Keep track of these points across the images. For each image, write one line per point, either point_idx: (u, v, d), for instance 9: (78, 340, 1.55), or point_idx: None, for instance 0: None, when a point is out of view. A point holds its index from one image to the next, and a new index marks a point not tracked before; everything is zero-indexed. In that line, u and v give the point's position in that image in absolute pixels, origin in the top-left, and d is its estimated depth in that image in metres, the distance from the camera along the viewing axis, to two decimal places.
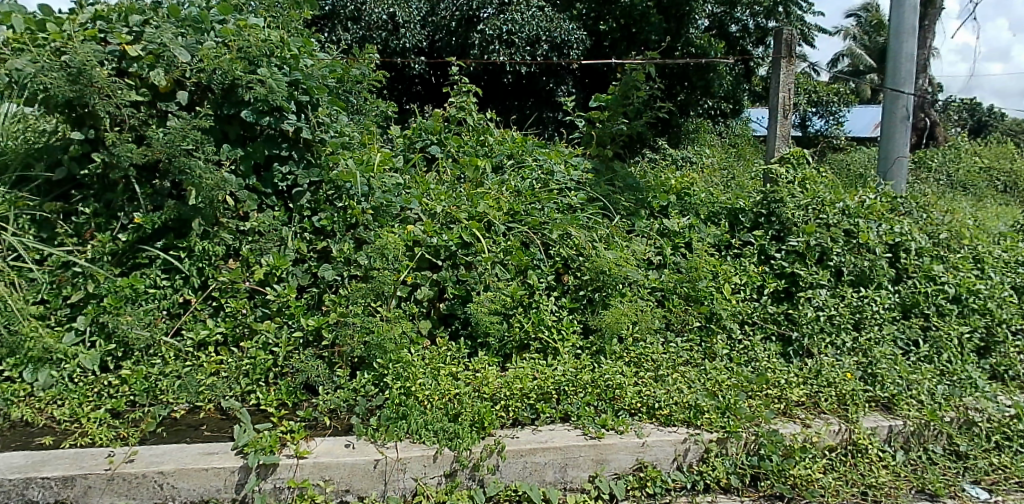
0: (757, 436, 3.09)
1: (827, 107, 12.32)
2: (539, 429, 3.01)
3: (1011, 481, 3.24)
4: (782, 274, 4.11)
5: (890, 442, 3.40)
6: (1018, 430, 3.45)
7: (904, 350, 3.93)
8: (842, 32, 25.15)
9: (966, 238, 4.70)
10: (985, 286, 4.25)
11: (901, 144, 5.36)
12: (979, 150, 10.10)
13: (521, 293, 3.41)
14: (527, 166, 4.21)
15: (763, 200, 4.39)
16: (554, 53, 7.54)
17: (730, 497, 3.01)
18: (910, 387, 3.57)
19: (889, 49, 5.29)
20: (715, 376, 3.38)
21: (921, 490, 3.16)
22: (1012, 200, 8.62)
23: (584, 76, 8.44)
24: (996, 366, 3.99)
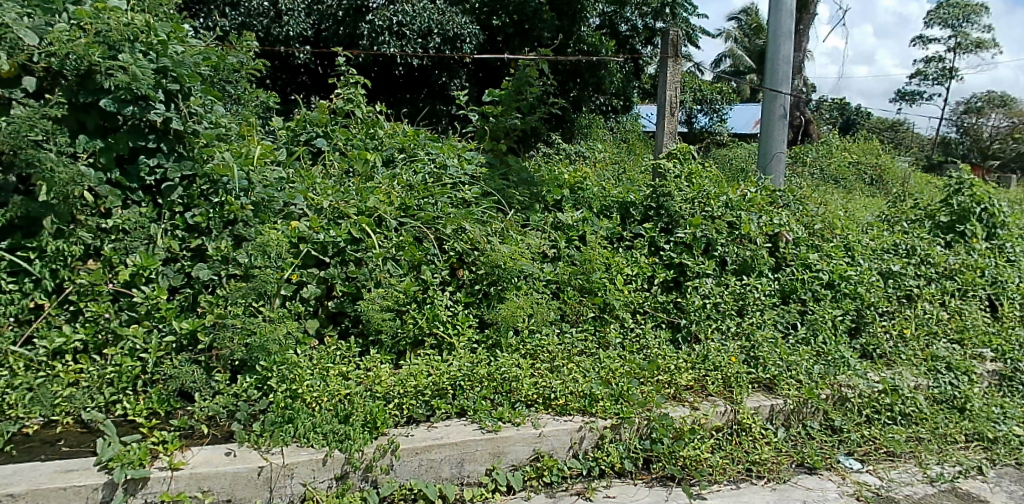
0: (649, 420, 3.21)
1: (710, 106, 12.89)
2: (434, 426, 2.97)
3: (879, 452, 3.56)
4: (671, 264, 4.25)
5: (772, 420, 3.62)
6: (885, 404, 3.76)
7: (784, 332, 4.18)
8: (724, 35, 26.50)
9: (837, 228, 5.05)
10: (855, 272, 4.58)
11: (780, 140, 5.65)
12: (849, 146, 10.89)
13: (414, 289, 3.36)
14: (418, 160, 4.15)
15: (653, 194, 4.52)
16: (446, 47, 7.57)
17: (624, 481, 3.10)
18: (789, 368, 3.81)
19: (768, 51, 5.59)
20: (609, 364, 3.46)
21: (801, 463, 3.42)
22: (878, 192, 9.37)
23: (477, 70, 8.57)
24: (865, 345, 4.31)
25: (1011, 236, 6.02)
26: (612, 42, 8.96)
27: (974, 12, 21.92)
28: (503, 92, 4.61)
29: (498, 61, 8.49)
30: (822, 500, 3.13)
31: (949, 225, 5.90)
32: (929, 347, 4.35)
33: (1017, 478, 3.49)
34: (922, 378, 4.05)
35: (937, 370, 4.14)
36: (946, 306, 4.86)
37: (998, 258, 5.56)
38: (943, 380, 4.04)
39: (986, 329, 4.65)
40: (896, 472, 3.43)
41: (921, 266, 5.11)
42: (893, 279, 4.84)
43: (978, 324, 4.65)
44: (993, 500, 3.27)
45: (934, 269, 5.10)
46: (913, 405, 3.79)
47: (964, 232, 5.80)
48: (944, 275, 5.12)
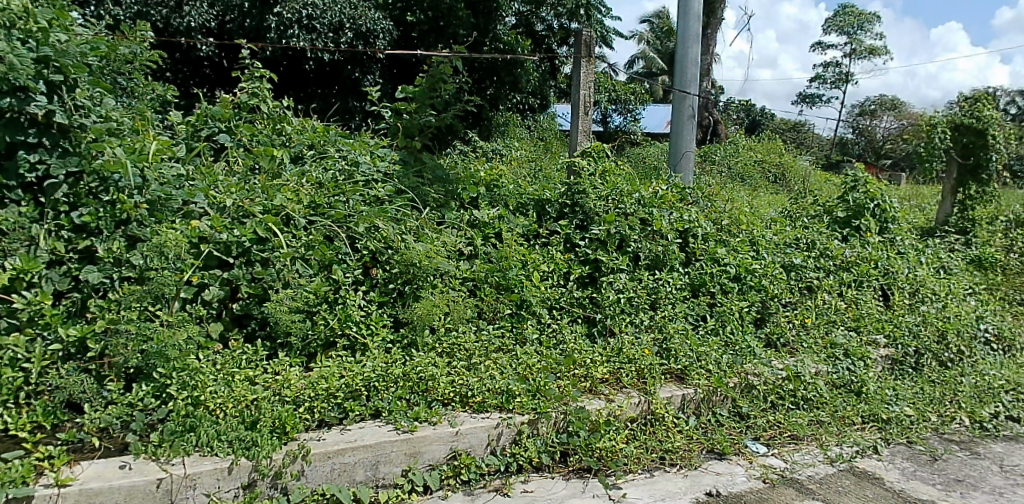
0: (565, 414, 3.26)
1: (624, 106, 13.25)
2: (347, 429, 2.91)
3: (784, 435, 3.74)
4: (586, 260, 4.32)
5: (684, 409, 3.74)
6: (788, 390, 3.95)
7: (694, 324, 4.33)
8: (637, 37, 27.21)
9: (743, 223, 5.27)
10: (760, 266, 4.79)
11: (689, 140, 5.84)
12: (754, 145, 11.41)
13: (325, 289, 3.29)
14: (329, 157, 4.05)
15: (568, 191, 4.58)
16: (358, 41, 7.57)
17: (541, 475, 3.14)
18: (699, 358, 3.95)
19: (677, 53, 5.76)
20: (526, 360, 3.49)
21: (710, 449, 3.55)
22: (781, 189, 9.87)
23: (391, 66, 8.60)
24: (770, 335, 4.53)
25: (900, 230, 6.44)
26: (528, 41, 9.04)
27: (866, 20, 23.58)
28: (416, 89, 4.56)
29: (412, 57, 8.51)
30: (730, 483, 3.27)
31: (845, 220, 6.26)
32: (828, 334, 4.61)
33: (907, 455, 3.74)
34: (822, 364, 4.28)
35: (836, 357, 4.38)
36: (843, 296, 5.15)
37: (889, 250, 5.92)
38: (841, 365, 4.28)
39: (879, 316, 4.96)
40: (799, 454, 3.61)
41: (820, 258, 5.41)
42: (794, 272, 5.11)
43: (871, 312, 4.95)
44: (886, 476, 3.48)
45: (832, 261, 5.40)
46: (814, 390, 4.00)
47: (859, 226, 6.16)
48: (841, 267, 5.43)
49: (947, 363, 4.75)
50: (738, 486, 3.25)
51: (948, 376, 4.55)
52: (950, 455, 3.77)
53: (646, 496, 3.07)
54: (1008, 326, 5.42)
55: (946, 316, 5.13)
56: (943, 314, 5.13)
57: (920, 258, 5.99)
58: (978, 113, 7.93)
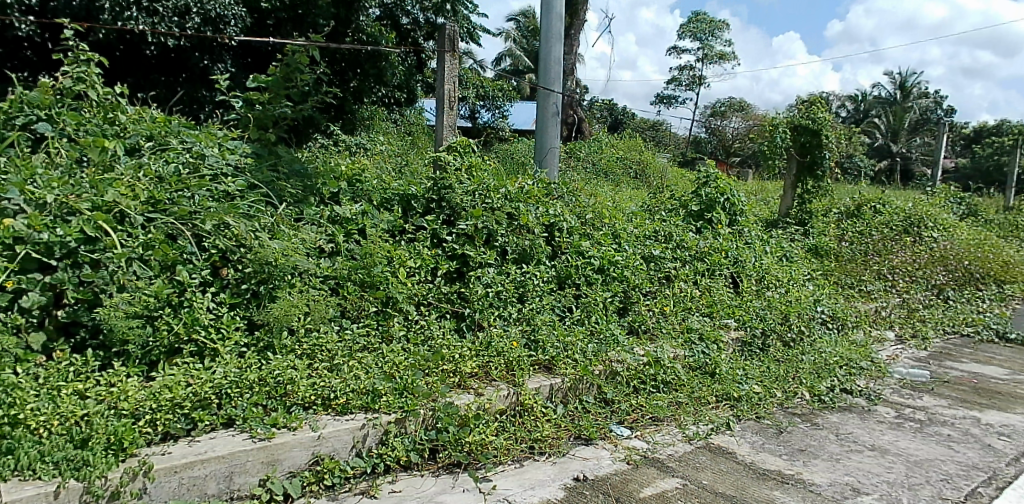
0: (434, 411, 3.22)
1: (493, 102, 13.41)
2: (196, 440, 2.73)
3: (646, 417, 3.91)
4: (454, 255, 4.30)
5: (551, 398, 3.83)
6: (649, 374, 4.16)
7: (561, 315, 4.44)
8: (504, 35, 27.56)
9: (606, 217, 5.46)
10: (622, 257, 4.99)
11: (553, 136, 5.97)
12: (616, 143, 11.90)
13: (167, 291, 3.05)
14: (170, 148, 3.76)
15: (433, 186, 4.54)
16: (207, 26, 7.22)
17: (410, 473, 3.08)
18: (566, 348, 4.07)
19: (541, 51, 5.87)
20: (392, 358, 3.42)
21: (578, 436, 3.65)
22: (641, 184, 10.37)
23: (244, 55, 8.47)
24: (632, 322, 4.74)
25: (747, 221, 6.93)
26: (392, 34, 8.89)
27: (715, 28, 25.31)
28: (269, 79, 4.31)
29: (266, 46, 8.37)
30: (597, 467, 3.37)
31: (699, 213, 6.66)
32: (685, 320, 4.89)
33: (756, 429, 4.01)
34: (679, 349, 4.53)
35: (692, 341, 4.66)
36: (698, 285, 5.48)
37: (738, 241, 6.35)
38: (696, 349, 4.56)
39: (730, 303, 5.32)
40: (660, 434, 3.79)
41: (677, 249, 5.72)
42: (654, 262, 5.38)
43: (723, 298, 5.32)
44: (737, 450, 3.72)
45: (687, 252, 5.73)
46: (673, 373, 4.23)
47: (711, 219, 6.57)
48: (696, 257, 5.77)
49: (790, 342, 5.16)
50: (603, 470, 3.35)
51: (790, 355, 4.94)
52: (793, 427, 4.09)
53: (516, 486, 3.10)
54: (839, 308, 6.00)
55: (788, 301, 5.59)
56: (785, 298, 5.60)
57: (764, 247, 6.47)
58: (813, 115, 8.78)
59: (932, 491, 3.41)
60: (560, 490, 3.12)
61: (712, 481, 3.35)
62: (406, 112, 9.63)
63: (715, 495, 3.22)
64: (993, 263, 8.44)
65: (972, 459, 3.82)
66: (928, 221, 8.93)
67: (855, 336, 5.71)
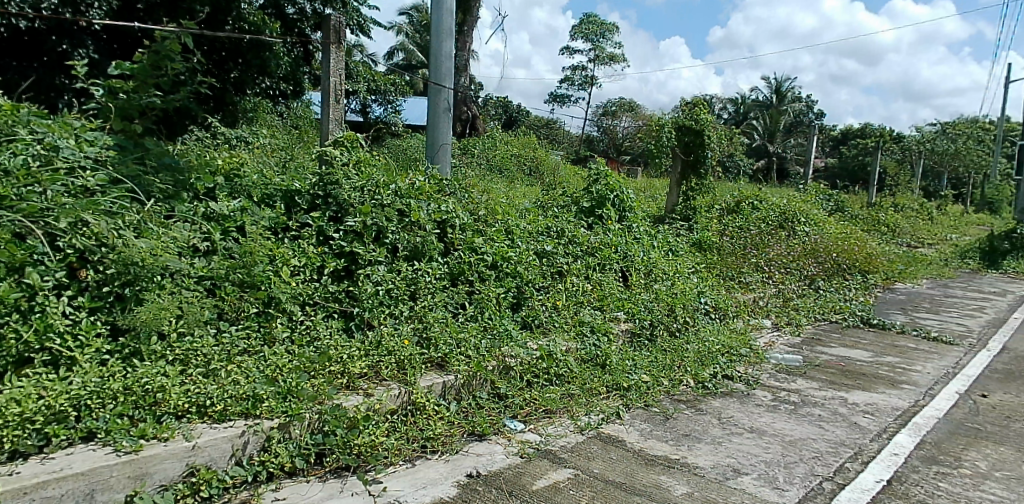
0: (321, 414, 3.12)
1: (384, 98, 14.33)
2: (50, 457, 2.53)
3: (539, 411, 3.95)
4: (341, 253, 4.18)
5: (445, 396, 3.80)
6: (542, 368, 4.22)
7: (454, 312, 4.43)
8: (396, 28, 27.15)
9: (499, 214, 5.49)
10: (514, 253, 5.03)
11: (445, 132, 5.92)
12: (510, 140, 12.01)
13: (14, 296, 2.83)
14: (19, 139, 3.44)
15: (319, 182, 4.39)
16: (65, 9, 6.86)
17: (296, 480, 2.96)
18: (459, 345, 4.07)
19: (432, 47, 5.81)
20: (275, 361, 3.30)
21: (472, 432, 3.64)
22: (534, 181, 10.53)
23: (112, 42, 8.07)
24: (526, 317, 4.79)
25: (636, 217, 7.17)
26: (276, 24, 8.53)
27: (607, 29, 26.08)
28: (135, 66, 4.02)
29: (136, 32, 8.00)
30: (490, 462, 3.37)
31: (590, 209, 6.82)
32: (576, 314, 5.01)
33: (645, 417, 4.14)
34: (571, 342, 4.63)
35: (583, 333, 4.78)
36: (589, 279, 5.61)
37: (627, 236, 6.56)
38: (587, 341, 4.67)
39: (619, 296, 5.49)
40: (553, 426, 3.85)
41: (569, 245, 5.84)
42: (546, 258, 5.47)
43: (613, 292, 5.48)
44: (627, 438, 3.84)
45: (579, 247, 5.86)
46: (565, 366, 4.32)
47: (602, 215, 6.75)
48: (587, 252, 5.91)
49: (676, 332, 5.39)
50: (496, 465, 3.36)
51: (676, 344, 5.15)
52: (679, 413, 4.26)
53: (407, 486, 3.04)
54: (721, 299, 6.33)
55: (673, 293, 5.83)
56: (671, 291, 5.84)
57: (652, 242, 6.72)
58: (696, 116, 9.23)
59: (805, 468, 3.65)
60: (452, 488, 3.10)
61: (603, 470, 3.43)
62: (292, 107, 10.01)
63: (606, 483, 3.30)
64: (857, 255, 9.17)
65: (839, 436, 4.12)
66: (799, 216, 9.59)
67: (736, 325, 6.04)
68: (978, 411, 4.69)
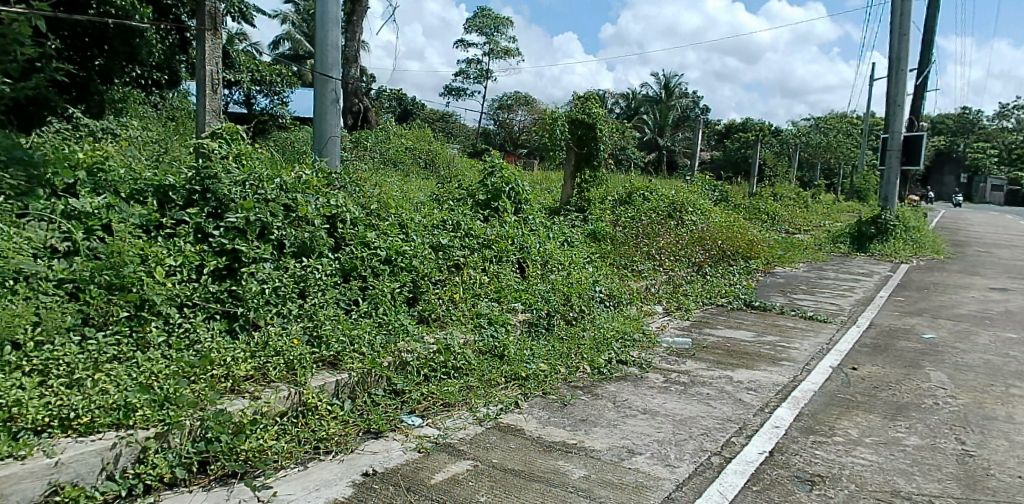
0: (203, 420, 2.96)
1: (270, 88, 15.02)
2: None
3: (437, 404, 3.92)
4: (222, 251, 3.98)
5: (338, 395, 3.70)
6: (439, 362, 4.19)
7: (347, 309, 4.33)
8: (282, 17, 26.22)
9: (392, 208, 5.42)
10: (409, 247, 4.97)
11: (333, 124, 5.76)
12: (404, 133, 11.87)
13: None
14: None
15: (196, 176, 4.18)
16: None
17: (177, 491, 2.79)
18: (353, 342, 3.99)
19: (317, 35, 5.63)
20: (149, 367, 3.13)
21: (368, 430, 3.56)
22: (430, 175, 10.51)
23: None
24: (422, 311, 4.74)
25: (532, 210, 7.26)
26: (147, 9, 8.07)
27: (500, 24, 26.30)
28: None
29: None
30: (387, 460, 3.31)
31: (486, 202, 6.86)
32: (474, 306, 5.01)
33: (543, 404, 4.20)
34: (469, 334, 4.63)
35: (481, 325, 4.79)
36: (486, 271, 5.63)
37: (523, 227, 6.63)
38: (485, 333, 4.69)
39: (516, 287, 5.54)
40: (451, 419, 3.83)
41: (465, 238, 5.84)
42: (442, 251, 5.44)
43: (511, 283, 5.52)
44: (526, 426, 3.87)
45: (475, 240, 5.88)
46: (463, 359, 4.31)
47: (497, 207, 6.80)
48: (484, 245, 5.93)
49: (572, 320, 5.51)
50: (394, 461, 3.30)
51: (572, 332, 5.27)
52: (576, 399, 4.35)
53: (299, 489, 2.94)
54: (615, 287, 6.52)
55: (569, 282, 5.95)
56: (567, 280, 5.95)
57: (547, 233, 6.83)
58: (588, 110, 9.47)
59: (695, 445, 3.82)
60: (347, 488, 3.02)
61: (502, 459, 3.45)
62: (168, 97, 9.88)
63: (506, 472, 3.32)
64: (740, 242, 9.71)
65: (725, 413, 4.34)
66: (687, 206, 10.04)
67: (629, 311, 6.24)
68: (849, 383, 5.07)
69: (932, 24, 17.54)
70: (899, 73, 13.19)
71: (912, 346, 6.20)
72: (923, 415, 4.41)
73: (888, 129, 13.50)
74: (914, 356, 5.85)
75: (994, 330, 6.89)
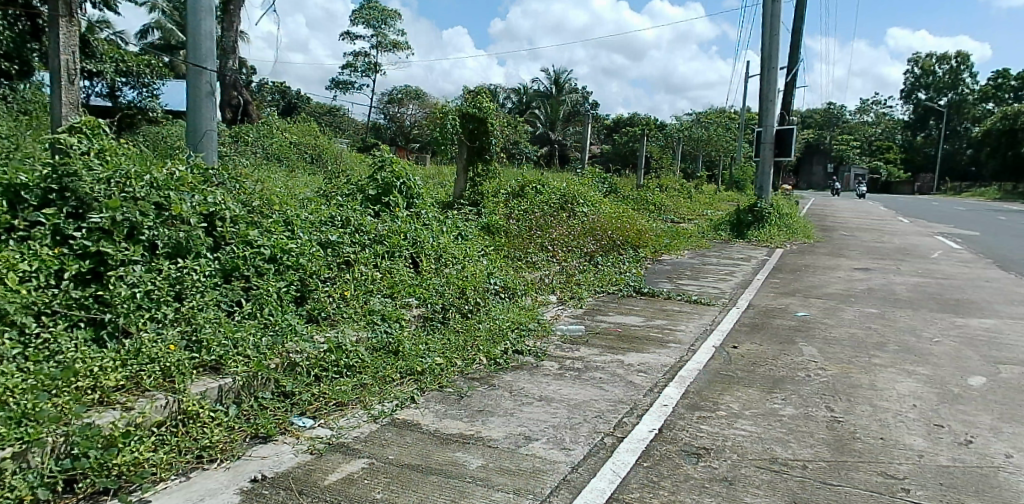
0: (67, 436, 2.77)
1: (138, 79, 14.27)
2: None
3: (329, 404, 3.83)
4: (86, 254, 3.72)
5: (221, 401, 3.55)
6: (331, 361, 4.09)
7: (228, 311, 4.17)
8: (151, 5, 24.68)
9: (275, 204, 5.24)
10: (295, 245, 4.82)
11: (209, 118, 5.49)
12: (287, 127, 11.50)
13: None
14: None
15: (53, 174, 3.89)
16: None
17: None
18: (236, 345, 3.83)
19: (188, 24, 5.35)
20: (3, 382, 2.90)
21: (255, 435, 3.43)
22: (316, 170, 10.27)
23: None
24: (311, 310, 4.62)
25: (424, 204, 7.21)
26: None
27: (387, 16, 25.93)
28: None
29: None
30: (277, 464, 3.20)
31: (376, 197, 6.76)
32: (366, 303, 4.92)
33: (440, 397, 4.19)
34: (362, 332, 4.56)
35: (374, 322, 4.72)
36: (378, 268, 5.55)
37: (416, 222, 6.58)
38: (378, 329, 4.63)
39: (410, 282, 5.48)
40: (345, 418, 3.75)
41: (356, 234, 5.73)
42: (331, 248, 5.32)
43: (404, 278, 5.46)
44: (422, 420, 3.86)
45: (366, 236, 5.78)
46: (356, 357, 4.23)
47: (388, 203, 6.72)
48: (375, 241, 5.83)
49: (467, 313, 5.53)
50: (284, 465, 3.20)
51: (468, 325, 5.30)
52: (473, 390, 4.37)
53: (181, 501, 2.80)
54: (510, 279, 6.61)
55: (464, 275, 5.96)
56: (461, 274, 5.96)
57: (441, 227, 6.80)
58: (479, 104, 9.51)
59: (589, 427, 3.94)
60: (234, 495, 2.90)
61: (398, 455, 3.42)
62: (19, 88, 9.27)
63: (403, 467, 3.29)
64: (629, 232, 10.08)
65: (617, 395, 4.51)
66: (578, 199, 10.31)
67: (524, 302, 6.35)
68: (730, 361, 5.39)
69: (798, 25, 18.88)
70: (771, 70, 14.09)
71: (786, 324, 6.67)
72: (796, 387, 4.76)
73: (761, 123, 14.40)
74: (788, 333, 6.30)
75: (857, 306, 7.53)
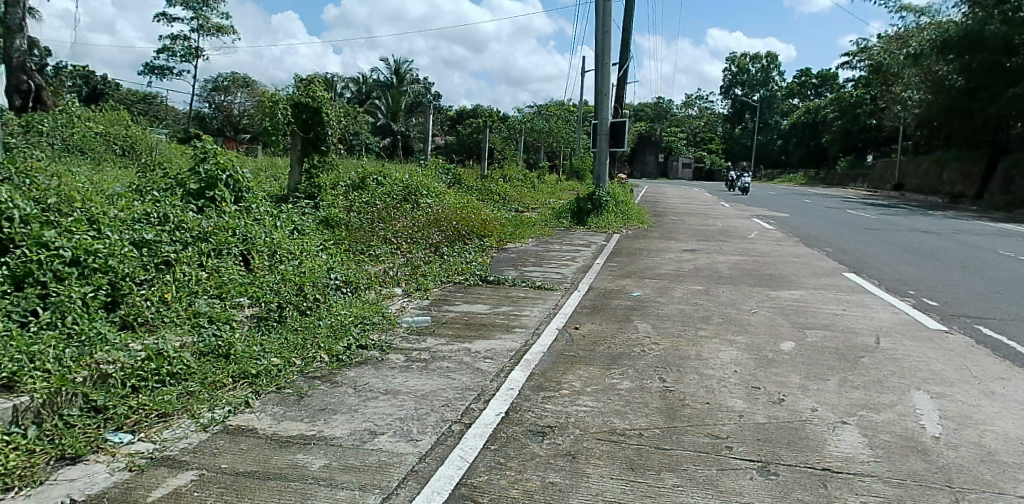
0: None
1: None
2: None
3: (151, 416, 3.51)
4: None
5: (17, 422, 3.16)
6: (150, 370, 3.77)
7: (21, 323, 3.74)
8: None
9: (77, 202, 4.74)
10: (102, 245, 4.38)
11: None
12: (92, 117, 10.41)
13: None
14: None
15: None
16: None
17: None
18: (32, 360, 3.44)
19: None
20: None
21: (61, 457, 3.08)
22: (126, 163, 9.44)
23: None
24: (125, 317, 4.23)
25: (255, 197, 6.85)
26: None
27: None
28: None
29: None
30: (90, 485, 2.90)
31: (198, 192, 6.31)
32: (191, 305, 4.57)
33: (278, 400, 4.00)
34: (186, 336, 4.22)
35: (200, 325, 4.40)
36: (204, 267, 5.17)
37: (245, 217, 6.22)
38: (205, 333, 4.32)
39: (241, 281, 5.14)
40: (169, 430, 3.46)
41: (176, 232, 5.31)
42: (147, 248, 4.90)
43: (233, 277, 5.12)
44: (258, 425, 3.65)
45: (189, 233, 5.38)
46: (179, 363, 3.93)
47: (213, 197, 6.30)
48: (199, 238, 5.44)
49: (306, 310, 5.31)
50: (98, 486, 2.90)
51: (306, 323, 5.10)
52: (314, 390, 4.21)
53: None
54: (351, 273, 6.42)
55: (301, 271, 5.69)
56: (299, 269, 5.69)
57: (274, 222, 6.45)
58: (312, 94, 9.14)
59: (436, 416, 3.95)
60: None
61: (232, 463, 3.22)
62: None
63: (237, 476, 3.10)
64: (474, 222, 10.17)
65: (464, 382, 4.55)
66: (422, 190, 10.27)
67: (368, 296, 6.22)
68: (572, 341, 5.64)
69: (628, 23, 19.98)
70: (604, 66, 14.80)
71: (622, 304, 7.09)
72: (632, 362, 5.07)
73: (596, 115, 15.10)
74: (623, 312, 6.70)
75: (684, 285, 8.17)
